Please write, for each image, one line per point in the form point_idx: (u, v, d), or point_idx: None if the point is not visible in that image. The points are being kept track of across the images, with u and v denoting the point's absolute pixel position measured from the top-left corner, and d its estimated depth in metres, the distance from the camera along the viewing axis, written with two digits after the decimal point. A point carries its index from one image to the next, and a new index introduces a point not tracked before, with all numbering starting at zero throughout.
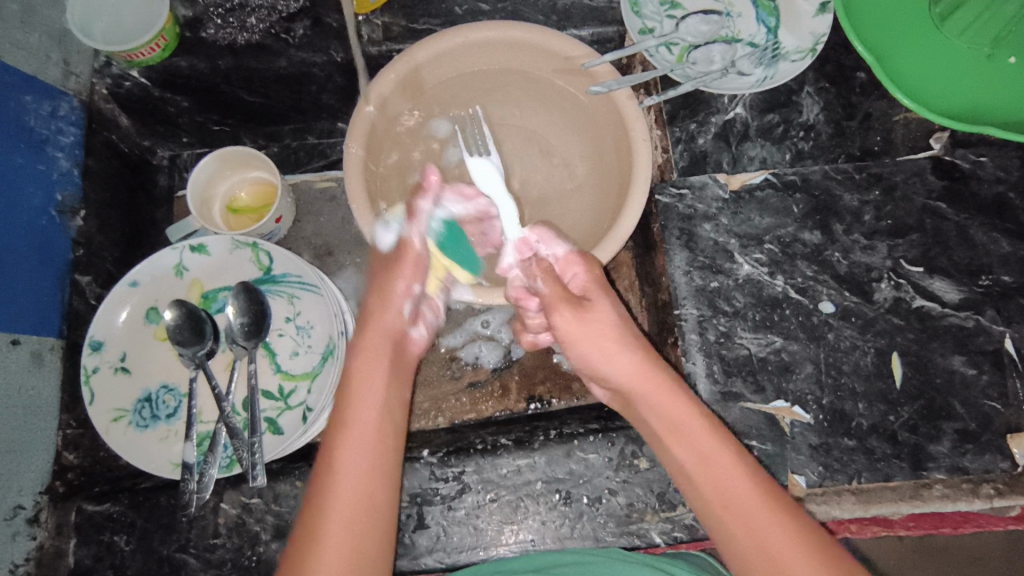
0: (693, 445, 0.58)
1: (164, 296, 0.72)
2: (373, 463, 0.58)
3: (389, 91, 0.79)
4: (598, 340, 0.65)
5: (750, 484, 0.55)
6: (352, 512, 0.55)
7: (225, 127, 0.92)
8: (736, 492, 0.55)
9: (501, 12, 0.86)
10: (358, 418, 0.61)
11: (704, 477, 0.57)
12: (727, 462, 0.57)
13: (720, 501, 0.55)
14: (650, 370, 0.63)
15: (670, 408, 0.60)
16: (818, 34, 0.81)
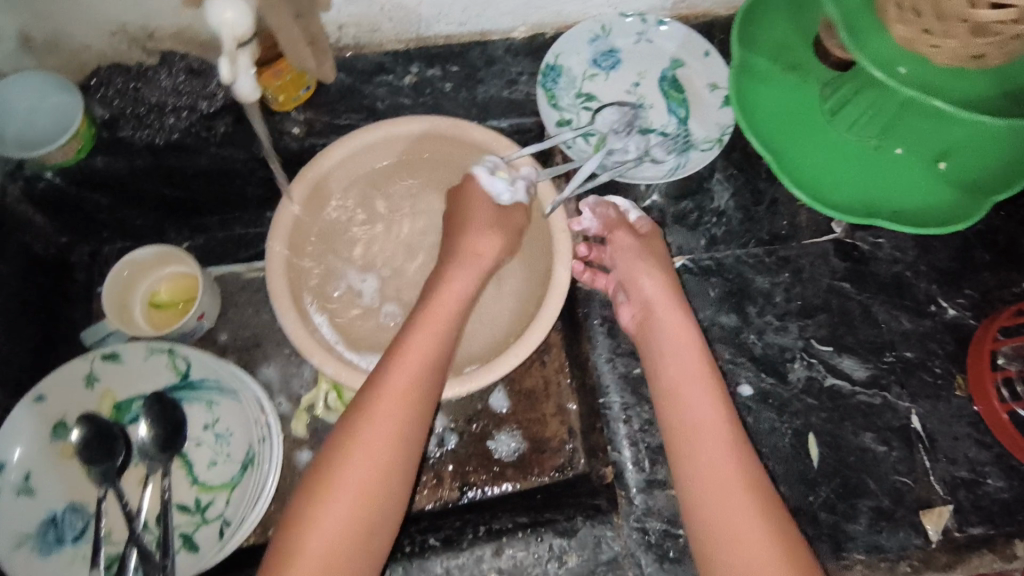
0: (688, 420, 0.64)
1: (73, 409, 0.69)
2: (378, 475, 0.61)
3: (312, 187, 0.81)
4: (660, 313, 0.71)
5: (734, 466, 0.61)
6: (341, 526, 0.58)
7: (147, 222, 0.91)
8: (732, 475, 0.60)
9: (424, 106, 0.88)
10: (372, 433, 0.61)
11: (708, 466, 0.61)
12: (725, 442, 0.62)
13: (688, 461, 0.63)
14: (690, 337, 0.69)
15: (679, 371, 0.67)
16: (723, 125, 0.86)
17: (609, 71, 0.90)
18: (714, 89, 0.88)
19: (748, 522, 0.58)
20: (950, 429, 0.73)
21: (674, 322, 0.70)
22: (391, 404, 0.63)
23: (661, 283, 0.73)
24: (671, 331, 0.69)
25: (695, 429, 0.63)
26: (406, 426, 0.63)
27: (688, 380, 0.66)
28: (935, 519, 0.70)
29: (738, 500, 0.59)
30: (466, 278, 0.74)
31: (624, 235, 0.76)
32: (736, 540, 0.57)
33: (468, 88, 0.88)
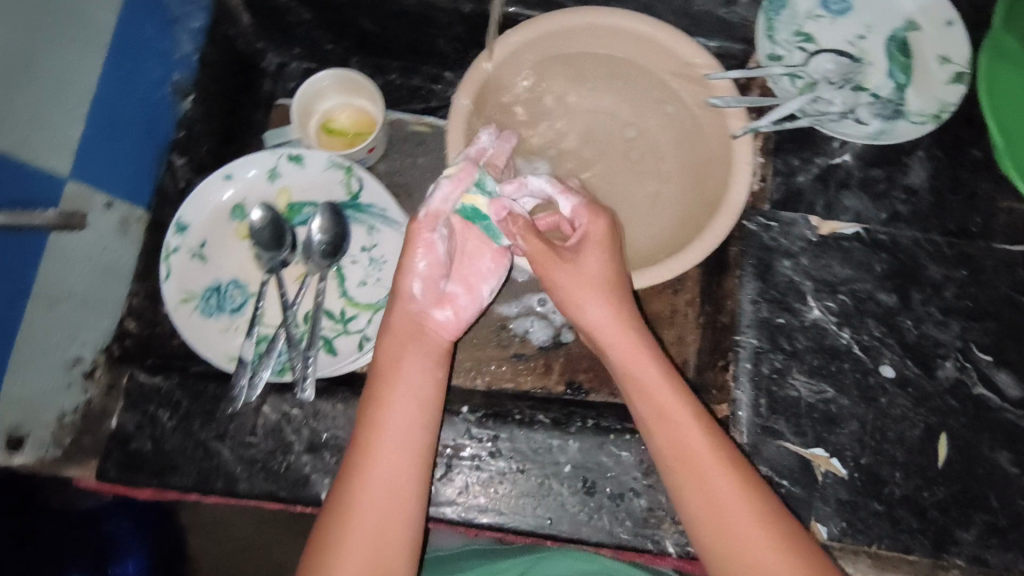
0: (684, 442, 0.60)
1: (253, 196, 0.73)
2: (403, 478, 0.59)
3: (510, 54, 0.80)
4: (611, 344, 0.66)
5: (733, 490, 0.58)
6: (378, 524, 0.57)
7: (337, 48, 0.93)
8: (733, 528, 0.57)
9: (635, 3, 0.85)
10: (386, 438, 0.61)
11: (710, 502, 0.58)
12: (708, 455, 0.59)
13: (694, 480, 0.59)
14: (615, 333, 0.65)
15: (647, 384, 0.63)
16: (946, 102, 0.79)
17: (836, 16, 0.83)
18: (945, 62, 0.80)
19: (750, 534, 0.56)
20: None
21: (592, 317, 0.66)
22: (407, 390, 0.63)
23: (612, 310, 0.65)
24: (597, 320, 0.66)
25: (698, 469, 0.59)
26: (418, 424, 0.62)
27: (670, 414, 0.62)
28: None
29: (756, 535, 0.56)
30: (429, 304, 0.68)
31: (596, 227, 0.66)
32: (725, 538, 0.57)
33: None
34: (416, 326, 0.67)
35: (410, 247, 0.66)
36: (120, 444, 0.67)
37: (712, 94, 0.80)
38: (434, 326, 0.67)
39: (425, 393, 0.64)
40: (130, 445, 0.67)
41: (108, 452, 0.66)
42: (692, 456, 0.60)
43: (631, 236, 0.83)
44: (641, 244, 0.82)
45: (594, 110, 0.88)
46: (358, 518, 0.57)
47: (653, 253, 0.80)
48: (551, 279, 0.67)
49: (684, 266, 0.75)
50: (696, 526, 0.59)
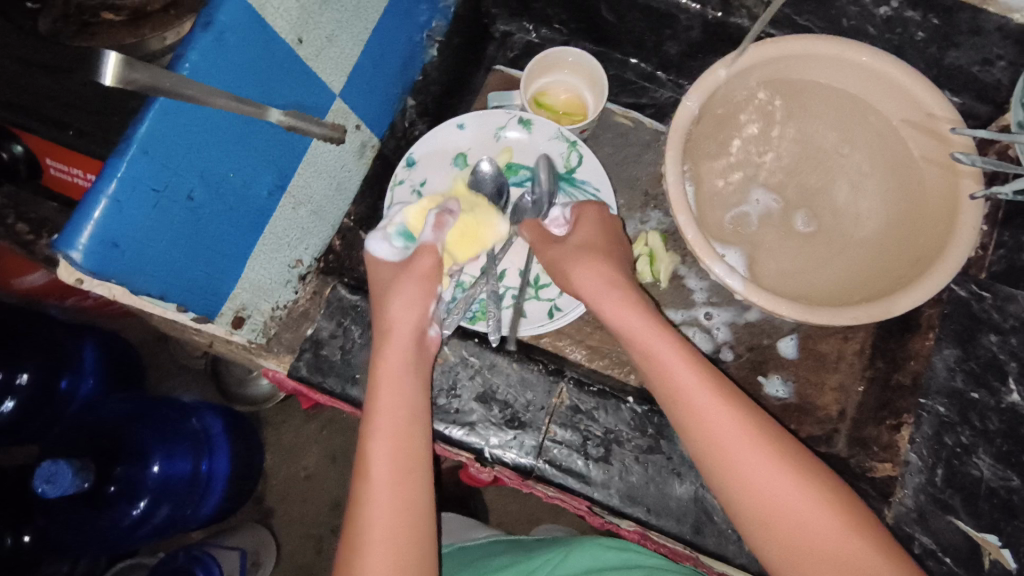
0: (709, 433, 0.58)
1: (477, 149, 0.77)
2: (402, 468, 0.58)
3: (748, 68, 0.80)
4: (643, 353, 0.63)
5: (757, 450, 0.56)
6: (390, 511, 0.56)
7: (562, 30, 0.95)
8: (783, 510, 0.54)
9: (886, 43, 0.82)
10: (378, 433, 0.59)
11: (744, 490, 0.56)
12: (732, 424, 0.58)
13: (723, 466, 0.57)
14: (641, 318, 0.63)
15: (663, 365, 0.61)
16: None
17: None
18: None
19: (786, 495, 0.55)
20: None
21: (606, 312, 0.65)
22: (396, 381, 0.61)
23: (608, 277, 0.66)
24: (592, 285, 0.66)
25: (726, 458, 0.57)
26: (404, 411, 0.60)
27: (718, 424, 0.58)
28: None
29: (790, 499, 0.54)
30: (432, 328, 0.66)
31: (590, 212, 0.71)
32: (768, 516, 0.55)
33: (939, 46, 0.80)
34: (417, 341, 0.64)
35: (423, 287, 0.65)
36: (314, 346, 0.70)
37: (950, 148, 0.76)
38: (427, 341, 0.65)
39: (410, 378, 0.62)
40: (322, 348, 0.70)
41: (301, 351, 0.70)
42: (727, 450, 0.57)
43: (824, 274, 0.82)
44: (826, 283, 0.81)
45: (807, 139, 0.86)
46: (372, 508, 0.56)
47: (846, 292, 0.79)
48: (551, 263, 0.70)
49: (905, 308, 0.72)
50: (746, 519, 0.56)
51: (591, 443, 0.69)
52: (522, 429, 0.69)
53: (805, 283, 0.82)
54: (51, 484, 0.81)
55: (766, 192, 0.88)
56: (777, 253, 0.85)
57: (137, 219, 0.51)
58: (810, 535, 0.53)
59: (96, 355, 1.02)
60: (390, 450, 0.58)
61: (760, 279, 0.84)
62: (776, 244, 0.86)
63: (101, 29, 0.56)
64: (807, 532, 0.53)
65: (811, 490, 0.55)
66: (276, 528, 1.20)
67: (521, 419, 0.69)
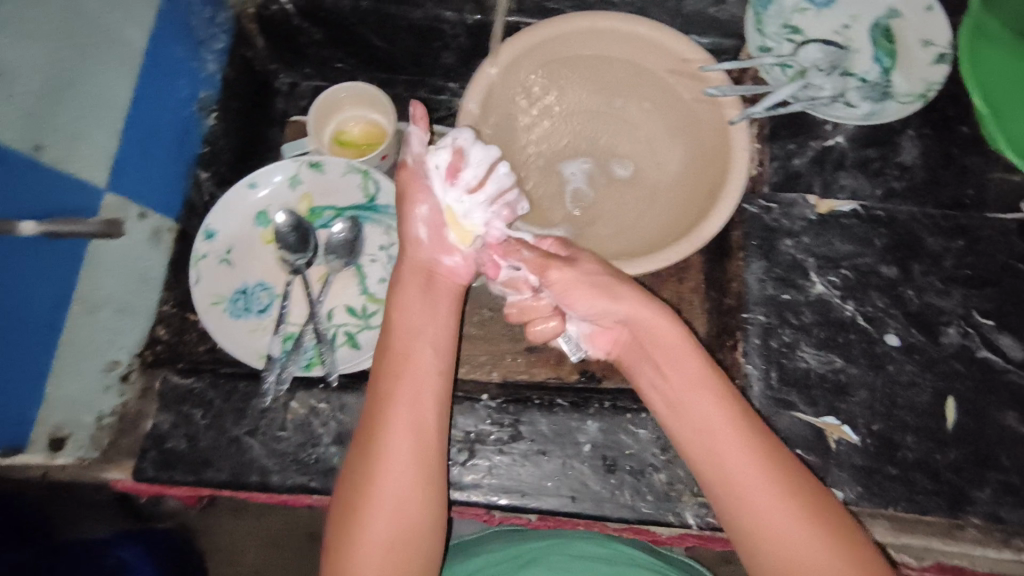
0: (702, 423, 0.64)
1: (276, 203, 0.77)
2: (419, 461, 0.62)
3: (514, 59, 0.84)
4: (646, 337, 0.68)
5: (751, 470, 0.60)
6: (403, 466, 0.61)
7: (345, 65, 0.98)
8: (755, 500, 0.59)
9: (629, 6, 0.90)
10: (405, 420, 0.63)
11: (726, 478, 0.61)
12: (728, 438, 0.62)
13: (717, 475, 0.62)
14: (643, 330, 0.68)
15: (665, 356, 0.66)
16: (930, 81, 0.83)
17: (820, 9, 0.88)
18: (927, 46, 0.84)
19: (771, 510, 0.59)
20: None
21: (595, 305, 0.67)
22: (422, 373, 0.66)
23: (612, 299, 0.67)
24: (596, 309, 0.68)
25: (725, 477, 0.61)
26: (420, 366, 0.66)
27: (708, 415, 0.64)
28: None
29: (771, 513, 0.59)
30: (435, 250, 0.71)
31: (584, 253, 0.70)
32: (751, 523, 0.59)
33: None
34: (428, 272, 0.71)
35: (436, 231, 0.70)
36: (156, 443, 0.69)
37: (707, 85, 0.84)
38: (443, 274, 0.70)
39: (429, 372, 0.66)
40: (165, 443, 0.69)
41: (144, 451, 0.68)
42: (717, 453, 0.62)
43: (642, 226, 0.87)
44: (643, 236, 0.86)
45: (593, 110, 0.92)
46: (382, 500, 0.60)
47: (666, 238, 0.83)
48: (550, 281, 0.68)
49: (711, 232, 0.77)
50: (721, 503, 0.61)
51: (455, 450, 0.71)
52: None
53: (626, 241, 0.86)
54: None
55: (586, 160, 0.92)
56: (596, 219, 0.89)
57: None
58: (774, 527, 0.58)
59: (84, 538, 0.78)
60: (410, 414, 0.63)
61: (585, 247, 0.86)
62: (597, 206, 0.90)
63: None
64: (776, 542, 0.58)
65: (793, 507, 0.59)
66: None
67: None
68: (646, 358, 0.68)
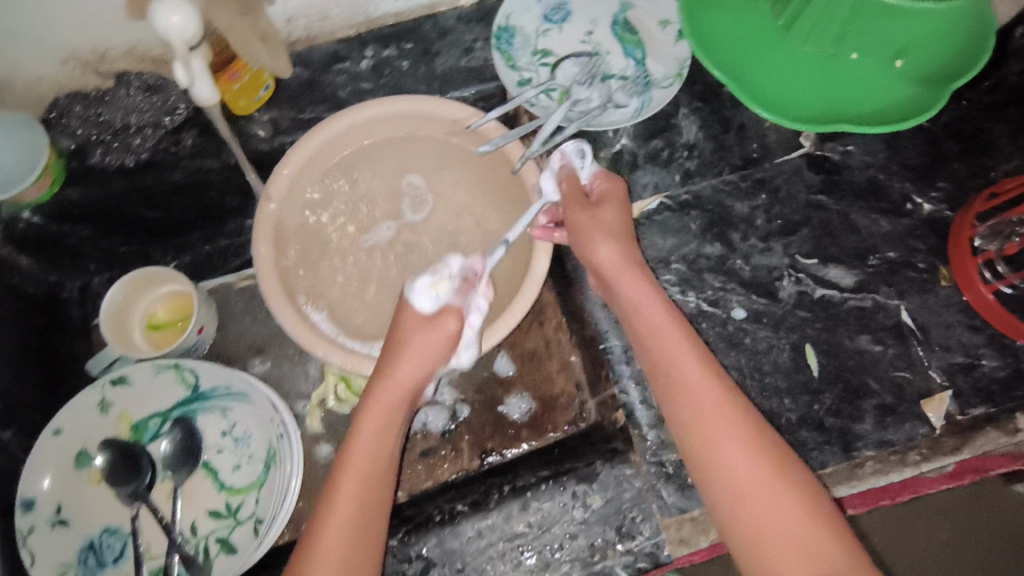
0: (671, 361, 0.63)
1: (91, 436, 0.69)
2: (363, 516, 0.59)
3: (286, 186, 0.81)
4: (615, 280, 0.69)
5: (742, 441, 0.58)
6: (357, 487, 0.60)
7: (132, 246, 0.91)
8: (725, 455, 0.58)
9: (384, 88, 0.88)
10: (354, 463, 0.61)
11: (691, 421, 0.60)
12: (722, 412, 0.59)
13: (676, 393, 0.62)
14: (626, 266, 0.69)
15: (632, 285, 0.68)
16: (681, 59, 0.87)
17: (561, 24, 0.90)
18: (666, 26, 0.88)
19: (758, 489, 0.56)
20: (941, 319, 0.75)
21: (601, 254, 0.69)
22: (371, 424, 0.63)
23: (616, 247, 0.69)
24: (605, 260, 0.69)
25: (697, 426, 0.60)
26: (390, 427, 0.64)
27: (680, 355, 0.63)
28: (936, 407, 0.72)
29: (764, 484, 0.56)
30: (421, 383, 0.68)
31: (613, 191, 0.73)
32: (737, 497, 0.56)
33: (425, 62, 0.89)
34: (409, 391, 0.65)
35: (439, 343, 0.66)
36: None
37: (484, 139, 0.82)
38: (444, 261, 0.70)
39: (379, 426, 0.64)
40: None
41: None
42: (682, 385, 0.62)
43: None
44: None
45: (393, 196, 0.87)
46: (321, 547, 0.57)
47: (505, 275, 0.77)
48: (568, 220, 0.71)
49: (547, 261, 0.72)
50: (690, 451, 0.60)
51: None
52: None
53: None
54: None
55: (386, 225, 0.86)
56: None
57: None
58: (739, 476, 0.57)
59: None
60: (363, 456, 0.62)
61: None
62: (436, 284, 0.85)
63: None
64: (730, 466, 0.57)
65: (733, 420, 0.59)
66: None
67: None
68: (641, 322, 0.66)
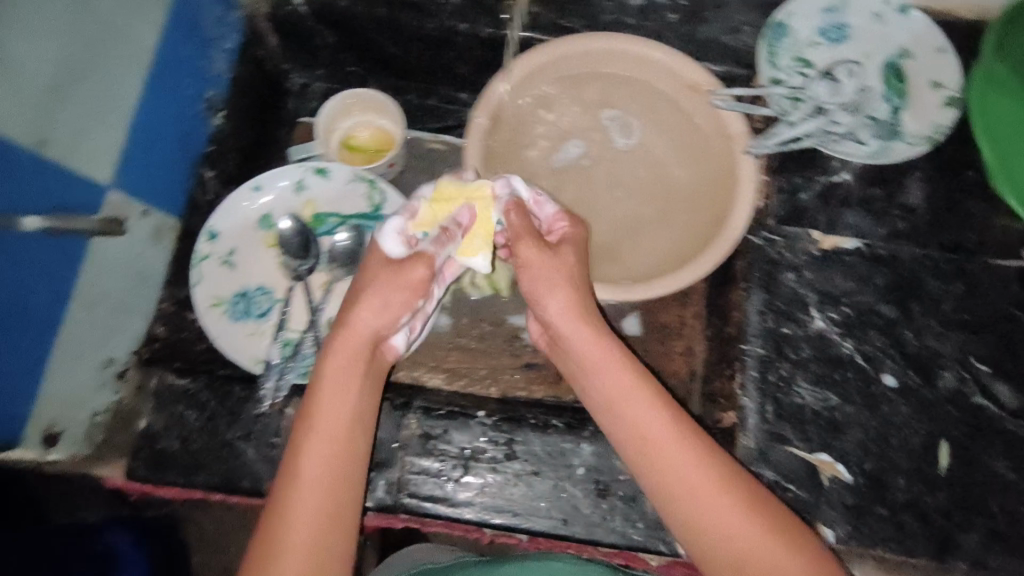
0: (666, 461, 0.59)
1: (280, 207, 0.77)
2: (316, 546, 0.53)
3: (524, 76, 0.84)
4: (597, 369, 0.64)
5: (743, 513, 0.56)
6: (320, 503, 0.54)
7: (358, 70, 0.96)
8: (753, 553, 0.55)
9: (643, 30, 0.90)
10: (297, 495, 0.54)
11: (694, 523, 0.57)
12: (739, 509, 0.56)
13: (684, 497, 0.57)
14: (580, 319, 0.65)
15: (615, 383, 0.63)
16: (937, 124, 0.84)
17: (833, 44, 0.88)
18: (938, 88, 0.86)
19: (720, 504, 0.56)
20: None
21: (555, 313, 0.66)
22: (311, 454, 0.56)
23: (581, 306, 0.65)
24: (560, 314, 0.65)
25: (730, 537, 0.55)
26: (334, 458, 0.56)
27: (684, 467, 0.58)
28: None
29: (757, 536, 0.55)
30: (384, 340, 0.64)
31: (529, 250, 0.65)
32: (738, 561, 0.55)
33: (690, 23, 0.89)
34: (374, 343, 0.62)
35: (404, 293, 0.62)
36: (147, 443, 0.69)
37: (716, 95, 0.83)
38: (385, 348, 0.64)
39: (321, 459, 0.56)
40: (157, 444, 0.68)
41: (136, 450, 0.68)
42: (695, 485, 0.57)
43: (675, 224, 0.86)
44: (647, 266, 0.83)
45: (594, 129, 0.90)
46: None
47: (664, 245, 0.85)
48: (518, 254, 0.65)
49: (732, 239, 0.77)
50: (709, 555, 0.56)
51: (448, 466, 0.71)
52: (379, 469, 0.71)
53: (649, 245, 0.85)
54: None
55: (580, 143, 0.90)
56: (617, 229, 0.86)
57: None
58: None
59: (134, 545, 0.76)
60: (310, 476, 0.55)
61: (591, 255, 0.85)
62: (604, 214, 0.87)
63: None
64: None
65: (757, 514, 0.56)
66: None
67: (376, 461, 0.71)
68: (646, 439, 0.60)
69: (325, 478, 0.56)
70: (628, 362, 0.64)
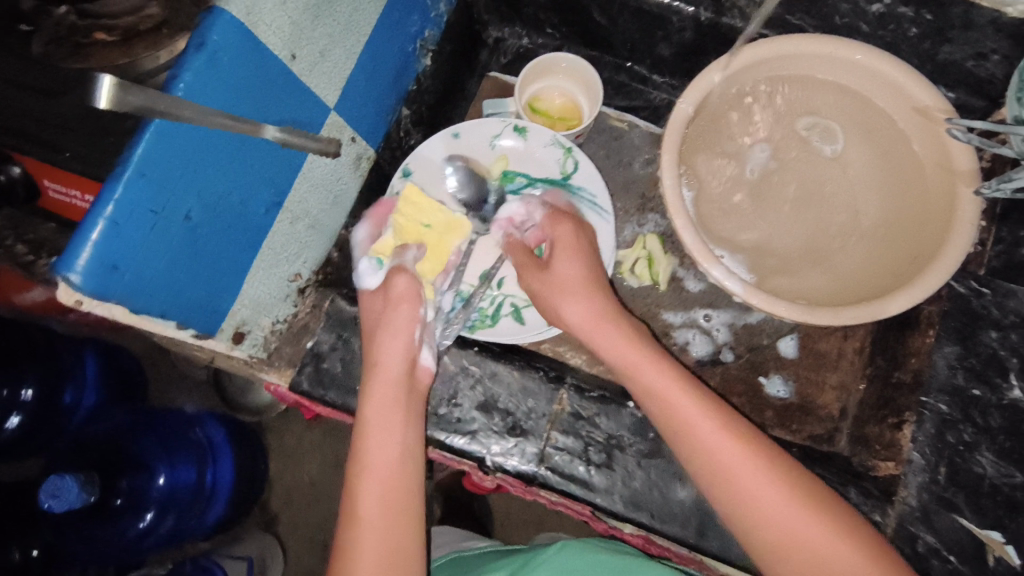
0: (705, 456, 0.57)
1: (473, 159, 0.80)
2: (394, 517, 0.56)
3: (740, 69, 0.78)
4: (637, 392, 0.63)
5: (779, 485, 0.54)
6: (383, 481, 0.57)
7: (556, 33, 0.95)
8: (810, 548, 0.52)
9: (877, 41, 0.83)
10: (366, 476, 0.57)
11: (746, 508, 0.55)
12: (782, 493, 0.54)
13: (725, 492, 0.56)
14: (598, 325, 0.67)
15: (654, 386, 0.62)
16: None
17: None
18: None
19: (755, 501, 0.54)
20: None
21: (573, 311, 0.68)
22: (375, 439, 0.59)
23: (600, 304, 0.68)
24: (581, 316, 0.67)
25: (774, 524, 0.53)
26: (393, 438, 0.60)
27: (718, 457, 0.57)
28: None
29: (801, 515, 0.53)
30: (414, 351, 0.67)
31: (562, 231, 0.72)
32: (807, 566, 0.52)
33: (933, 42, 0.81)
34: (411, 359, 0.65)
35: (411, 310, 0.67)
36: (314, 359, 0.70)
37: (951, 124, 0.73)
38: (420, 371, 0.66)
39: (382, 441, 0.59)
40: (323, 363, 0.70)
41: (303, 365, 0.70)
42: (741, 484, 0.55)
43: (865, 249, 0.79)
44: (818, 294, 0.79)
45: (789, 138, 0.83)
46: None
47: (849, 272, 0.79)
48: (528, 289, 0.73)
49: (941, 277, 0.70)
50: (758, 545, 0.54)
51: (591, 449, 0.69)
52: (523, 436, 0.70)
53: (827, 268, 0.80)
54: (57, 498, 0.78)
55: (766, 147, 0.84)
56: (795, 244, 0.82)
57: (134, 240, 0.51)
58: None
59: (97, 364, 1.00)
60: (377, 460, 0.58)
61: (758, 265, 0.82)
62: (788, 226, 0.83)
63: (94, 50, 0.52)
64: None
65: (800, 497, 0.54)
66: (283, 535, 1.18)
67: (523, 426, 0.70)
68: (676, 432, 0.59)
69: (390, 459, 0.58)
70: (662, 359, 0.63)
